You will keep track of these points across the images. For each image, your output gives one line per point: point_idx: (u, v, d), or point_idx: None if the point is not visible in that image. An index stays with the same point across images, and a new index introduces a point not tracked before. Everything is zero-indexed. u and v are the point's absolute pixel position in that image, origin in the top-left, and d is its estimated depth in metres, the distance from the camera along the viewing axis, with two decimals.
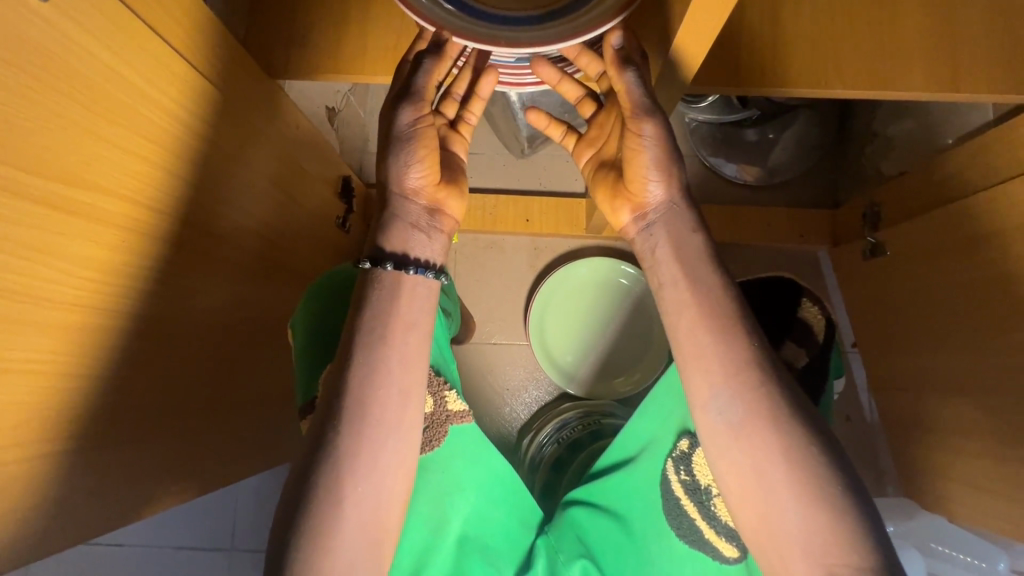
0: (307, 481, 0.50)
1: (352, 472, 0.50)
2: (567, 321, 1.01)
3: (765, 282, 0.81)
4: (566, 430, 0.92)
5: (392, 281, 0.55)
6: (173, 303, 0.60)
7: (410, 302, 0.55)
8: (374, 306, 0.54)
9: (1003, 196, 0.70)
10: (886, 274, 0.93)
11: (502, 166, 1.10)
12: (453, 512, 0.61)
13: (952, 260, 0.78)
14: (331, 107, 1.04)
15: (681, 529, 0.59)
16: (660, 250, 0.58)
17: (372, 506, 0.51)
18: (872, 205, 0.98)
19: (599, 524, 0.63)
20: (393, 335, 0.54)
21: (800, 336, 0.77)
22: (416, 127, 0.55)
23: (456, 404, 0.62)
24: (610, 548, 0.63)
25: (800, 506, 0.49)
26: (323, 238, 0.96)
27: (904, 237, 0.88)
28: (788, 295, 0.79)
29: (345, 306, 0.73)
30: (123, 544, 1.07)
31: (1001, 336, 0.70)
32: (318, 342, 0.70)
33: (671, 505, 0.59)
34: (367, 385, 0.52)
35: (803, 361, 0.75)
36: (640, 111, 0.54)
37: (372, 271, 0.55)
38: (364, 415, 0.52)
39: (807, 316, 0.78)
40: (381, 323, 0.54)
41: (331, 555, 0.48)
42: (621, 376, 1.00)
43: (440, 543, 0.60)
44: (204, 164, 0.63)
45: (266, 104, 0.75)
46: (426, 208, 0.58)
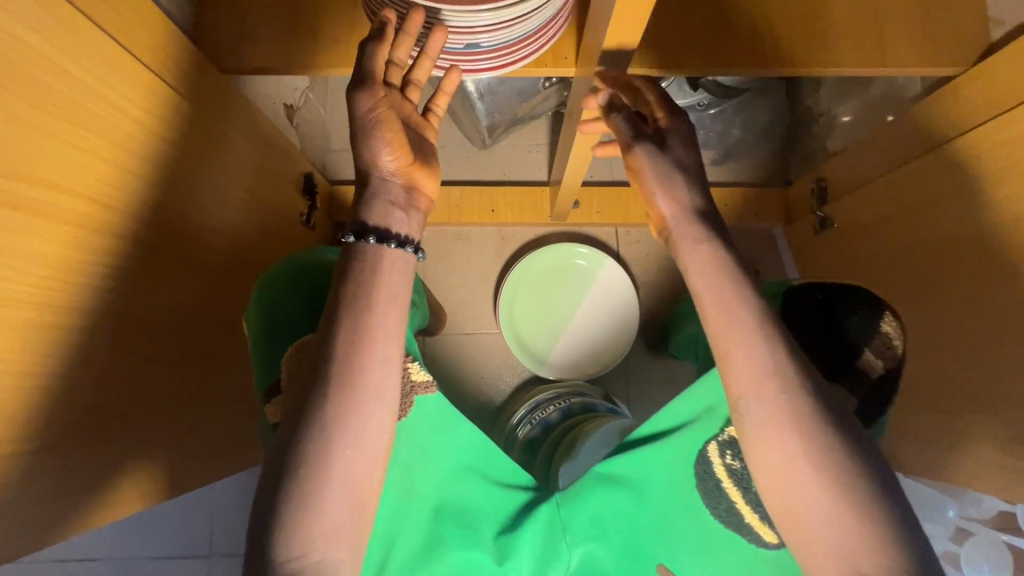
0: (292, 448, 0.49)
1: (340, 439, 0.50)
2: (534, 306, 1.03)
3: (809, 303, 0.75)
4: (538, 410, 0.92)
5: (374, 255, 0.56)
6: (131, 303, 0.59)
7: (389, 275, 0.56)
8: (357, 280, 0.55)
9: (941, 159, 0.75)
10: (834, 245, 0.98)
11: (466, 158, 1.12)
12: (422, 481, 0.62)
13: (896, 227, 0.83)
14: (290, 103, 1.03)
15: (718, 510, 0.59)
16: (689, 257, 0.57)
17: (358, 472, 0.51)
18: (819, 180, 1.02)
19: (616, 500, 0.63)
20: (380, 305, 0.54)
21: (854, 349, 0.72)
22: (375, 111, 0.55)
23: (420, 374, 0.62)
24: (627, 521, 0.63)
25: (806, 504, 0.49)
26: (287, 236, 0.96)
27: (853, 209, 0.93)
28: (834, 304, 0.73)
29: (302, 291, 0.74)
30: (96, 559, 1.05)
31: (939, 297, 0.75)
32: (276, 334, 0.71)
33: (714, 485, 0.60)
34: (352, 351, 0.52)
35: (879, 368, 0.71)
36: (629, 142, 0.59)
37: (355, 244, 0.56)
38: (349, 382, 0.52)
39: (864, 331, 0.72)
40: (362, 292, 0.54)
41: (320, 519, 0.49)
42: (590, 356, 1.03)
43: (410, 510, 0.61)
44: (158, 162, 0.63)
45: (218, 97, 0.74)
46: (403, 186, 0.58)
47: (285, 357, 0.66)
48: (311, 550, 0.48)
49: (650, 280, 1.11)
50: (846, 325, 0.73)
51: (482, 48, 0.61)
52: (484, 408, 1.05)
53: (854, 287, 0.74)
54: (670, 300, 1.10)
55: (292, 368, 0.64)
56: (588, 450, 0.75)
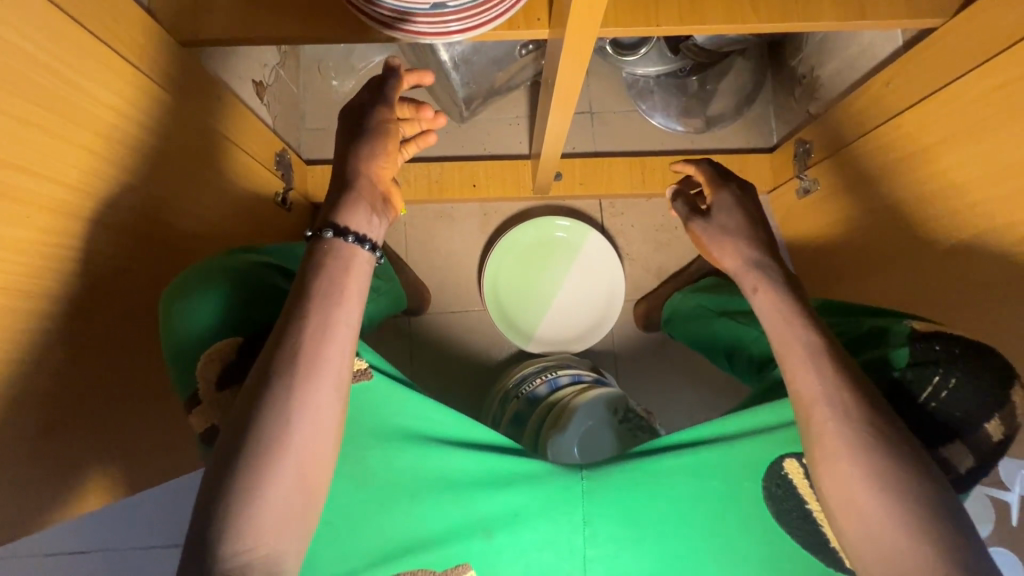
0: (243, 434, 0.45)
1: (296, 424, 0.46)
2: (518, 285, 1.02)
3: (893, 338, 0.59)
4: (524, 385, 0.90)
5: (346, 251, 0.52)
6: (95, 288, 0.57)
7: (356, 280, 0.52)
8: (328, 267, 0.51)
9: (927, 116, 0.73)
10: (819, 210, 0.97)
11: (445, 134, 1.10)
12: (387, 466, 0.60)
13: (881, 188, 0.82)
14: (258, 80, 0.97)
15: (798, 532, 0.57)
16: (759, 292, 0.56)
17: (313, 462, 0.47)
18: (801, 143, 1.00)
19: (664, 500, 0.60)
20: (347, 284, 0.51)
21: (958, 413, 0.52)
22: (384, 125, 0.58)
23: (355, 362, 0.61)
24: (666, 521, 0.60)
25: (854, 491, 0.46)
26: (268, 221, 0.93)
27: (834, 171, 0.92)
28: (938, 355, 0.54)
29: (237, 290, 0.62)
30: (87, 552, 1.00)
31: (924, 255, 0.74)
32: (185, 346, 0.59)
33: (798, 507, 0.57)
34: (308, 335, 0.48)
35: (996, 440, 0.51)
36: (688, 219, 0.65)
37: (335, 242, 0.52)
38: (301, 368, 0.47)
39: (970, 399, 0.52)
40: (326, 278, 0.50)
41: (272, 509, 0.45)
42: (574, 333, 1.02)
43: (372, 494, 0.59)
44: (121, 139, 0.60)
45: (176, 72, 0.71)
46: (381, 195, 0.57)
47: (198, 365, 0.58)
48: (259, 544, 0.44)
49: (636, 252, 1.10)
50: (930, 387, 0.54)
51: (450, 6, 0.57)
52: (472, 386, 1.04)
53: (971, 340, 0.55)
54: (658, 271, 1.09)
55: (208, 377, 0.58)
56: (575, 423, 0.75)
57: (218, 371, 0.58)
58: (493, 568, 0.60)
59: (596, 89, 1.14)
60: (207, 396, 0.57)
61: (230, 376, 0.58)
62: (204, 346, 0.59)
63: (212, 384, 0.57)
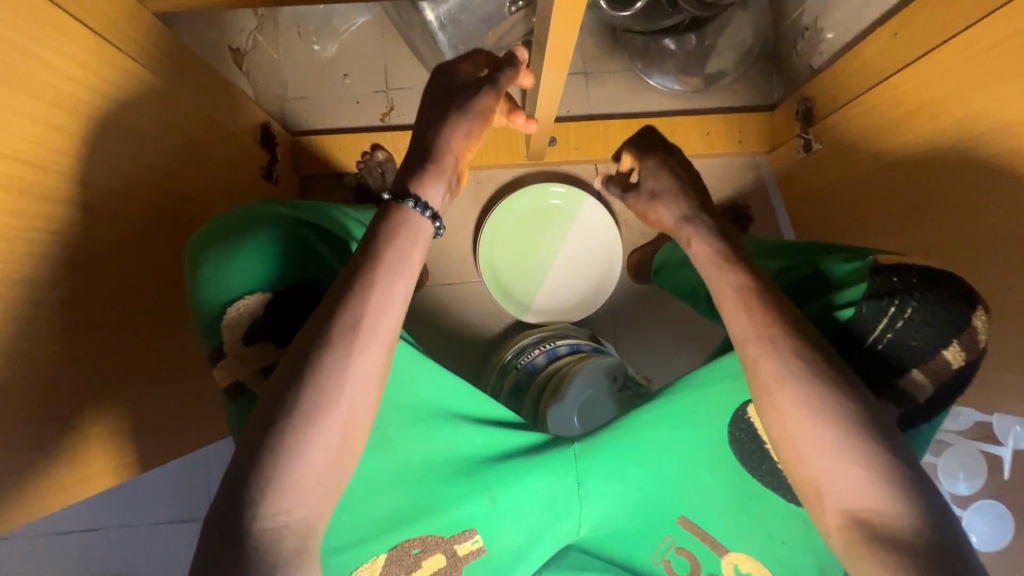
0: (287, 393, 0.44)
1: (348, 389, 0.45)
2: (514, 253, 1.00)
3: (844, 279, 0.56)
4: (524, 355, 0.88)
5: (408, 218, 0.51)
6: (85, 272, 0.55)
7: (414, 249, 0.51)
8: (394, 233, 0.50)
9: (936, 69, 0.71)
10: (820, 169, 0.95)
11: None
12: (415, 435, 0.59)
13: (886, 144, 0.80)
14: (236, 46, 0.92)
15: (761, 472, 0.55)
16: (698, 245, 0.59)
17: (357, 426, 0.47)
18: (804, 101, 0.97)
19: (646, 455, 0.60)
20: (412, 252, 0.50)
21: (911, 345, 0.51)
22: (483, 106, 0.56)
23: None
24: (654, 473, 0.61)
25: (827, 449, 0.46)
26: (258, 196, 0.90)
27: (837, 128, 0.90)
28: (893, 286, 0.52)
29: (260, 245, 0.59)
30: (98, 529, 1.02)
31: (929, 214, 0.72)
32: (209, 303, 0.58)
33: (762, 448, 0.55)
34: (366, 300, 0.47)
35: (956, 367, 0.50)
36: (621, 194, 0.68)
37: (407, 207, 0.51)
38: (355, 332, 0.46)
39: (928, 329, 0.50)
40: (391, 246, 0.49)
41: (319, 473, 0.45)
42: (569, 303, 1.01)
43: (392, 463, 0.57)
44: (94, 116, 0.57)
45: (146, 40, 0.67)
46: (455, 172, 0.56)
47: (222, 323, 0.57)
48: (301, 506, 0.44)
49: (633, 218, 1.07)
50: (886, 324, 0.51)
51: None
52: (472, 357, 1.04)
53: (930, 268, 0.52)
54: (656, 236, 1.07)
55: (233, 334, 0.57)
56: (574, 393, 0.76)
57: (262, 321, 0.58)
58: (499, 528, 0.61)
59: (590, 47, 1.09)
60: (232, 351, 0.57)
61: (257, 331, 0.57)
62: (224, 303, 0.57)
63: (253, 331, 0.57)
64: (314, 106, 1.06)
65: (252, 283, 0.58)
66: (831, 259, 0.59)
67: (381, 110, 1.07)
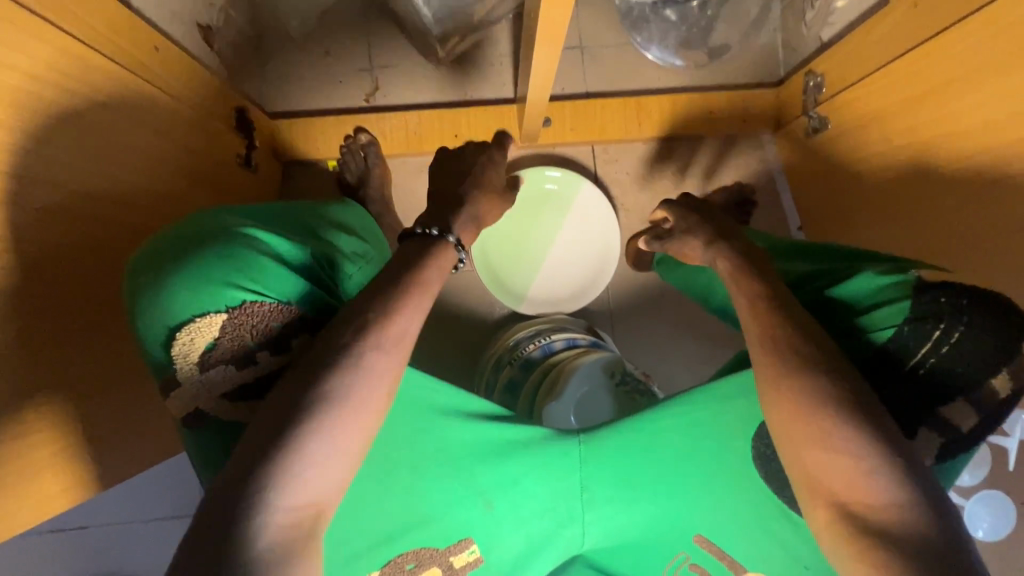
0: (307, 390, 0.42)
1: (370, 390, 0.44)
2: (509, 242, 0.96)
3: (882, 291, 0.51)
4: (519, 350, 0.84)
5: (439, 250, 0.54)
6: (43, 281, 0.51)
7: (437, 270, 0.52)
8: (421, 256, 0.53)
9: (959, 44, 0.66)
10: (830, 149, 0.90)
11: (422, 78, 1.00)
12: (417, 447, 0.55)
13: (902, 125, 0.75)
14: (205, 23, 0.86)
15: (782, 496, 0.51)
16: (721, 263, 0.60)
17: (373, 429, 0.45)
18: (813, 76, 0.91)
19: (655, 462, 0.58)
20: (434, 269, 0.52)
21: (954, 374, 0.46)
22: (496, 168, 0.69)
23: None
24: (661, 482, 0.58)
25: (842, 465, 0.43)
26: (238, 185, 0.85)
27: (849, 106, 0.85)
28: (940, 308, 0.46)
29: (216, 260, 0.51)
30: (89, 527, 1.01)
31: (946, 199, 0.68)
32: (158, 325, 0.50)
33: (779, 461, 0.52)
34: (395, 302, 0.47)
35: (1004, 396, 0.45)
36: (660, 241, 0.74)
37: (442, 239, 0.56)
38: (382, 334, 0.45)
39: (976, 354, 0.45)
40: (420, 265, 0.51)
41: (329, 474, 0.42)
42: (567, 293, 0.97)
43: (387, 475, 0.54)
44: (41, 107, 0.52)
45: (102, 21, 0.61)
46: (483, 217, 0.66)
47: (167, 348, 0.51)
48: (305, 504, 0.41)
49: (631, 202, 1.03)
50: (922, 354, 0.47)
51: None
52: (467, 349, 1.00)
53: (978, 288, 0.47)
54: None
55: (183, 361, 0.51)
56: (571, 389, 0.73)
57: (228, 341, 0.51)
58: (496, 533, 0.58)
59: (586, 18, 1.02)
60: (185, 380, 0.52)
61: (212, 360, 0.51)
62: (173, 326, 0.50)
63: (219, 351, 0.51)
64: (295, 86, 1.00)
65: (219, 295, 0.50)
66: (869, 266, 0.54)
67: (365, 89, 1.00)
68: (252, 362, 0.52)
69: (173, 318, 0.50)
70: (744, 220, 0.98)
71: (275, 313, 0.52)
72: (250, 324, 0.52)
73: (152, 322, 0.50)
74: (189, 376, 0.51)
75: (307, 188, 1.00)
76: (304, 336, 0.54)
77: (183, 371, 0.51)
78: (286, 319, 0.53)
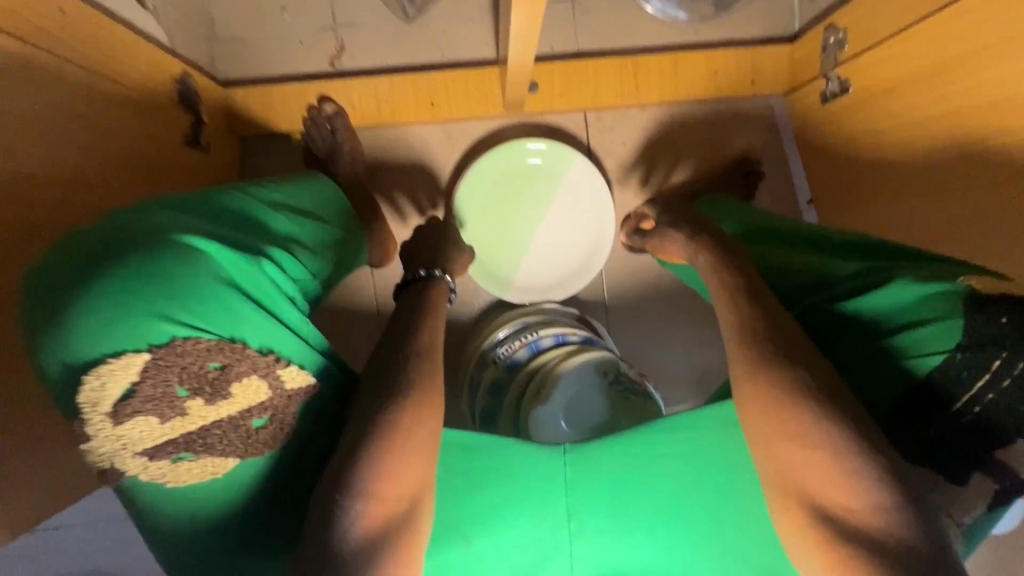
0: (378, 405, 0.45)
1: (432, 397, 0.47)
2: (492, 223, 0.87)
3: (922, 304, 0.46)
4: (504, 348, 0.78)
5: (438, 285, 0.60)
6: None
7: (441, 296, 0.59)
8: (424, 287, 0.59)
9: None
10: (849, 115, 0.81)
11: (392, 36, 0.89)
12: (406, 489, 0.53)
13: (935, 92, 0.66)
14: None
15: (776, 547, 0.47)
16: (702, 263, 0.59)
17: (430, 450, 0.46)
18: (833, 29, 0.80)
19: (651, 494, 0.56)
20: (440, 295, 0.59)
21: (1015, 414, 0.40)
22: None
23: (297, 379, 0.45)
24: (649, 520, 0.55)
25: (863, 519, 0.39)
26: (190, 170, 0.75)
27: (874, 67, 0.75)
28: (1002, 331, 0.41)
29: (140, 277, 0.41)
30: None
31: (981, 177, 0.60)
32: (71, 362, 0.39)
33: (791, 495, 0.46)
34: (429, 326, 0.53)
35: None
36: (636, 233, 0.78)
37: (438, 275, 0.61)
38: (427, 349, 0.50)
39: None
40: (432, 291, 0.58)
41: (406, 470, 0.43)
42: (556, 279, 0.90)
43: None
44: None
45: None
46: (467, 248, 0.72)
47: (78, 395, 0.39)
48: (391, 495, 0.42)
49: (627, 175, 0.94)
50: (981, 385, 0.41)
51: None
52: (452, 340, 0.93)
53: None
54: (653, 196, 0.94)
55: (94, 414, 0.39)
56: (558, 393, 0.68)
57: (149, 387, 0.39)
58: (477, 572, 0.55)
59: None
60: (97, 436, 0.39)
61: (126, 409, 0.39)
62: (83, 363, 0.39)
63: (137, 399, 0.39)
64: (249, 48, 0.89)
65: (143, 325, 0.40)
66: (903, 271, 0.48)
67: (328, 51, 0.89)
68: (180, 413, 0.40)
69: (79, 353, 0.39)
70: (749, 192, 0.90)
71: (215, 351, 0.42)
72: (180, 365, 0.40)
73: (61, 360, 0.39)
74: (97, 433, 0.39)
75: (271, 164, 0.90)
76: (248, 373, 0.43)
77: (89, 426, 0.39)
78: (230, 358, 0.42)
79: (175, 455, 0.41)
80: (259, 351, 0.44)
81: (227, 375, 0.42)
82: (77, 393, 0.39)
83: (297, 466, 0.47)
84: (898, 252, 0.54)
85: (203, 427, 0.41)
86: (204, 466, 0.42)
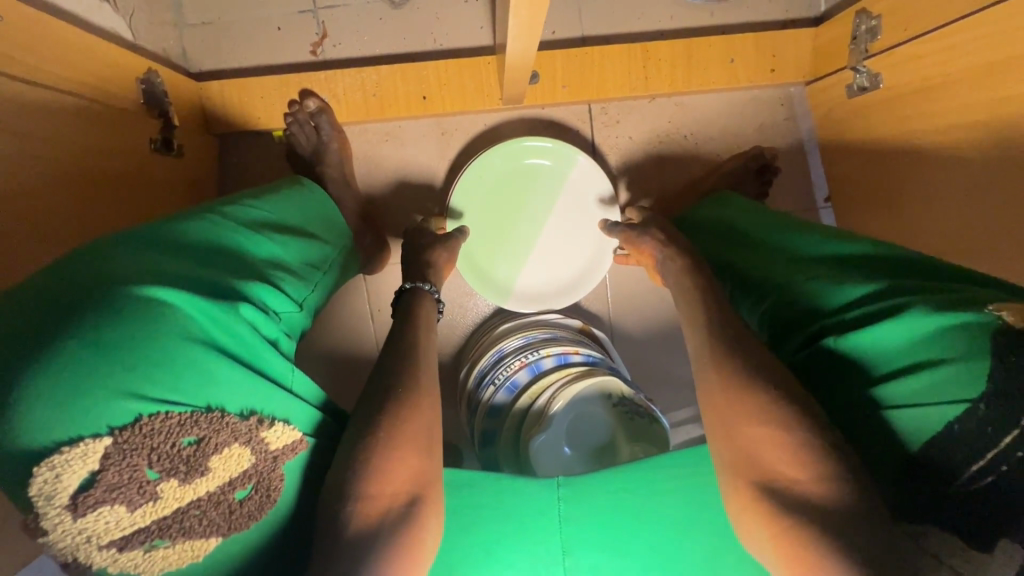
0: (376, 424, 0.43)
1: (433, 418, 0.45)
2: (490, 228, 0.82)
3: (941, 338, 0.41)
4: (502, 371, 0.75)
5: (415, 296, 0.58)
6: None
7: (422, 305, 0.57)
8: (409, 300, 0.57)
9: None
10: (879, 112, 0.74)
11: (379, 22, 0.81)
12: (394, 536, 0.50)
13: (982, 95, 0.60)
14: None
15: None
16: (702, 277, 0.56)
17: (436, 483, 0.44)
18: (865, 15, 0.73)
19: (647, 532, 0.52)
20: (422, 304, 0.57)
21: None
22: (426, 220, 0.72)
23: (284, 437, 0.42)
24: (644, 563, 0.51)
25: None
26: (159, 180, 0.69)
27: (912, 62, 0.68)
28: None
29: (95, 350, 0.36)
30: None
31: None
32: (22, 452, 0.35)
33: None
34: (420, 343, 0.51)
35: None
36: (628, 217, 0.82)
37: (417, 288, 0.59)
38: (423, 364, 0.49)
39: None
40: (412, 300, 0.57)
41: (404, 478, 0.42)
42: (561, 285, 0.84)
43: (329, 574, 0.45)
44: None
45: None
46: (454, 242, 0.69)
47: (32, 487, 0.35)
48: (393, 513, 0.41)
49: (633, 172, 0.87)
50: (988, 459, 0.37)
51: None
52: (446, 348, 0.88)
53: None
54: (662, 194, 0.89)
55: (49, 508, 0.35)
56: (560, 419, 0.65)
57: (113, 475, 0.36)
58: None
59: None
60: (56, 532, 0.35)
61: (86, 502, 0.35)
62: (36, 452, 0.35)
63: (101, 488, 0.36)
64: (223, 37, 0.81)
65: (105, 406, 0.36)
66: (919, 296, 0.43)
67: (309, 38, 0.81)
68: (151, 497, 0.37)
69: (30, 442, 0.35)
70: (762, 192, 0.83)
71: (189, 425, 0.38)
72: (147, 446, 0.37)
73: (10, 449, 0.35)
74: (55, 527, 0.35)
75: (251, 164, 0.84)
76: (230, 442, 0.40)
77: (46, 520, 0.35)
78: (207, 429, 0.39)
79: (148, 543, 0.37)
80: (240, 415, 0.41)
81: (203, 449, 0.39)
82: (28, 485, 0.35)
83: (286, 525, 0.44)
84: (923, 267, 0.48)
85: (179, 510, 0.38)
86: (181, 548, 0.38)
